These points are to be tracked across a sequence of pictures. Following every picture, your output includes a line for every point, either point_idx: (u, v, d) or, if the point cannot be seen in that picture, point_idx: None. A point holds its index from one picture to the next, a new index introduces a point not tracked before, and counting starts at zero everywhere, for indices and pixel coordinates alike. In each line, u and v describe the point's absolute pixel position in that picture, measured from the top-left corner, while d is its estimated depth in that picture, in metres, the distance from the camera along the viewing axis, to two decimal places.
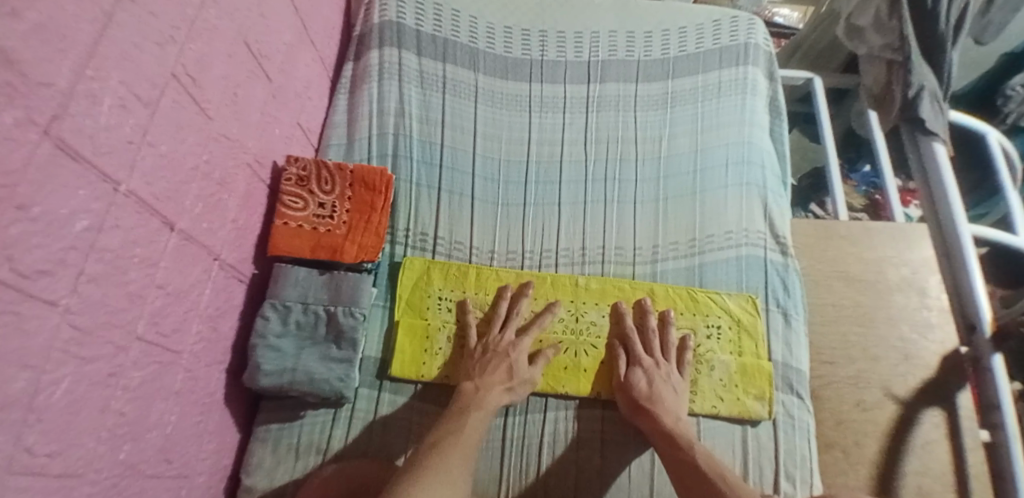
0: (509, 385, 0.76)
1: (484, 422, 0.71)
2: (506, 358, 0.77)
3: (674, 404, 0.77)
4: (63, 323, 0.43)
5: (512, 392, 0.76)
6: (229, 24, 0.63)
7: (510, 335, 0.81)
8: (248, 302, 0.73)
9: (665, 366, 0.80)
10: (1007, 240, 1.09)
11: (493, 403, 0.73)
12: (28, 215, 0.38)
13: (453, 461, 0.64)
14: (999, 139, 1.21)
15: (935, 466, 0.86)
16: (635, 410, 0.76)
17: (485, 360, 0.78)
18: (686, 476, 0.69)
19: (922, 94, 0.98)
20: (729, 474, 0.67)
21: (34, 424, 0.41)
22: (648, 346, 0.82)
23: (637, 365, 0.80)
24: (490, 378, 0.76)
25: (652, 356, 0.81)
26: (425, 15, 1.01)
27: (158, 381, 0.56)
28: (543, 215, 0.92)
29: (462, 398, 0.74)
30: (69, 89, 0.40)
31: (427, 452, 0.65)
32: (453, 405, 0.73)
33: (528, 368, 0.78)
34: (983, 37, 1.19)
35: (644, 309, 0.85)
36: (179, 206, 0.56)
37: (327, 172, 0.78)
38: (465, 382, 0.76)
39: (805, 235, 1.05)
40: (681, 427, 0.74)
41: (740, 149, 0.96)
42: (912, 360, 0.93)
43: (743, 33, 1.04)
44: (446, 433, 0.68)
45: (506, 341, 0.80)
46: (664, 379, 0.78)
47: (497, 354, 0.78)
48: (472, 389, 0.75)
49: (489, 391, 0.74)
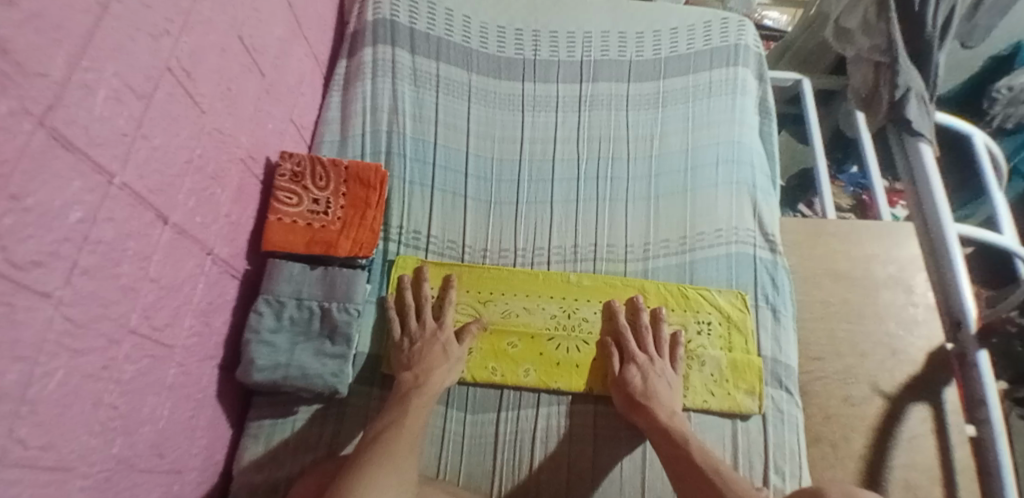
0: (448, 365, 0.77)
1: (428, 407, 0.72)
2: (436, 340, 0.79)
3: (669, 399, 0.78)
4: (56, 315, 0.43)
5: (450, 373, 0.77)
6: (223, 18, 0.63)
7: (429, 322, 0.81)
8: (242, 298, 0.73)
9: (658, 361, 0.80)
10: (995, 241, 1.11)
11: (435, 387, 0.75)
12: (22, 207, 0.38)
13: (399, 450, 0.65)
14: (986, 141, 1.24)
15: (922, 461, 0.87)
16: (631, 407, 0.77)
17: (414, 348, 0.78)
18: (682, 466, 0.70)
19: (908, 95, 1.02)
20: (724, 467, 0.69)
21: (25, 416, 0.41)
22: (641, 342, 0.83)
23: (630, 361, 0.80)
24: (425, 361, 0.76)
25: (646, 352, 0.81)
26: (419, 13, 1.01)
27: (150, 375, 0.56)
28: (535, 212, 0.93)
29: (403, 388, 0.74)
30: (63, 79, 0.40)
31: (372, 446, 0.65)
32: (394, 398, 0.74)
33: (459, 348, 0.80)
34: (969, 40, 1.22)
35: (636, 306, 0.86)
36: (171, 199, 0.56)
37: (322, 168, 0.78)
38: (404, 373, 0.76)
39: (794, 233, 1.07)
40: (676, 422, 0.75)
41: (730, 148, 0.97)
42: (899, 356, 0.94)
43: (733, 34, 1.06)
44: (389, 425, 0.69)
45: (430, 327, 0.80)
46: (658, 374, 0.79)
47: (425, 341, 0.79)
48: (411, 378, 0.75)
49: (430, 378, 0.75)
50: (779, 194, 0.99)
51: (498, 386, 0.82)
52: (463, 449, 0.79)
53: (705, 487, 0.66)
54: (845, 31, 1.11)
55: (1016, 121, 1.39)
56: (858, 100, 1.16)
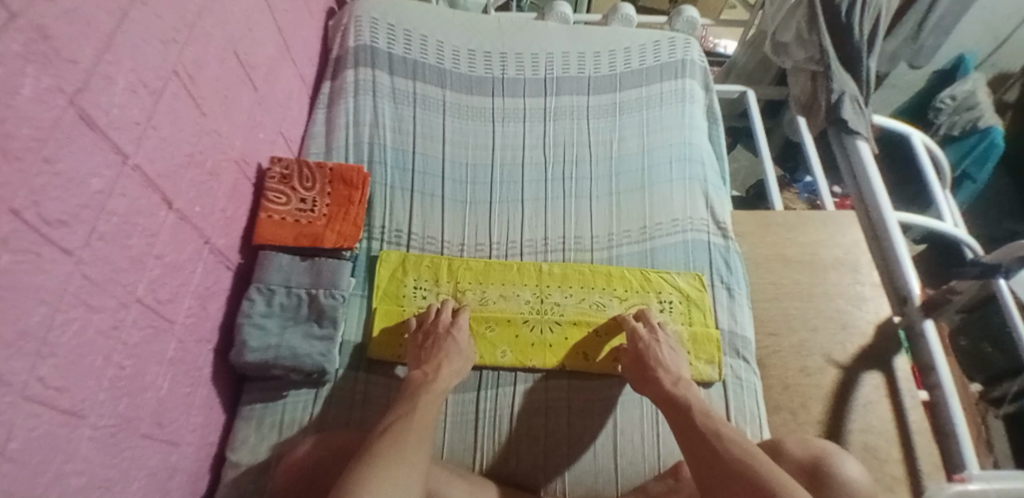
0: (456, 369, 0.78)
1: (437, 403, 0.72)
2: (446, 335, 0.81)
3: (674, 364, 0.81)
4: (76, 271, 0.49)
5: (458, 374, 0.78)
6: (221, 34, 0.73)
7: (446, 316, 0.85)
8: (235, 288, 0.81)
9: (658, 330, 0.85)
10: (951, 232, 1.20)
11: (444, 383, 0.75)
12: (53, 169, 0.45)
13: (408, 440, 0.63)
14: (922, 139, 1.34)
15: (877, 423, 0.92)
16: (640, 380, 0.80)
17: (427, 344, 0.80)
18: (684, 432, 0.69)
19: (843, 99, 1.14)
20: (727, 429, 0.66)
21: (46, 357, 0.47)
22: (642, 318, 0.88)
23: (636, 336, 0.84)
24: (436, 359, 0.77)
25: (646, 324, 0.86)
26: (396, 40, 1.13)
27: (152, 344, 0.62)
28: (507, 210, 1.02)
29: (412, 385, 0.75)
30: (89, 68, 0.49)
31: (384, 435, 0.64)
32: (405, 392, 0.74)
33: (468, 343, 0.82)
34: (918, 58, 1.53)
35: (647, 316, 0.88)
36: (175, 186, 0.64)
37: (308, 171, 0.87)
38: (414, 371, 0.77)
39: (746, 224, 1.17)
40: (683, 389, 0.76)
41: (683, 149, 1.08)
42: (849, 328, 1.02)
43: (680, 51, 1.18)
44: (398, 417, 0.67)
45: (445, 323, 0.83)
46: (658, 342, 0.83)
47: (438, 336, 0.81)
48: (420, 376, 0.76)
49: (439, 377, 0.75)
50: (729, 188, 1.10)
51: (477, 367, 0.87)
52: (444, 427, 0.83)
53: (703, 452, 0.64)
54: (782, 45, 1.25)
55: (961, 127, 1.59)
56: (799, 106, 1.30)
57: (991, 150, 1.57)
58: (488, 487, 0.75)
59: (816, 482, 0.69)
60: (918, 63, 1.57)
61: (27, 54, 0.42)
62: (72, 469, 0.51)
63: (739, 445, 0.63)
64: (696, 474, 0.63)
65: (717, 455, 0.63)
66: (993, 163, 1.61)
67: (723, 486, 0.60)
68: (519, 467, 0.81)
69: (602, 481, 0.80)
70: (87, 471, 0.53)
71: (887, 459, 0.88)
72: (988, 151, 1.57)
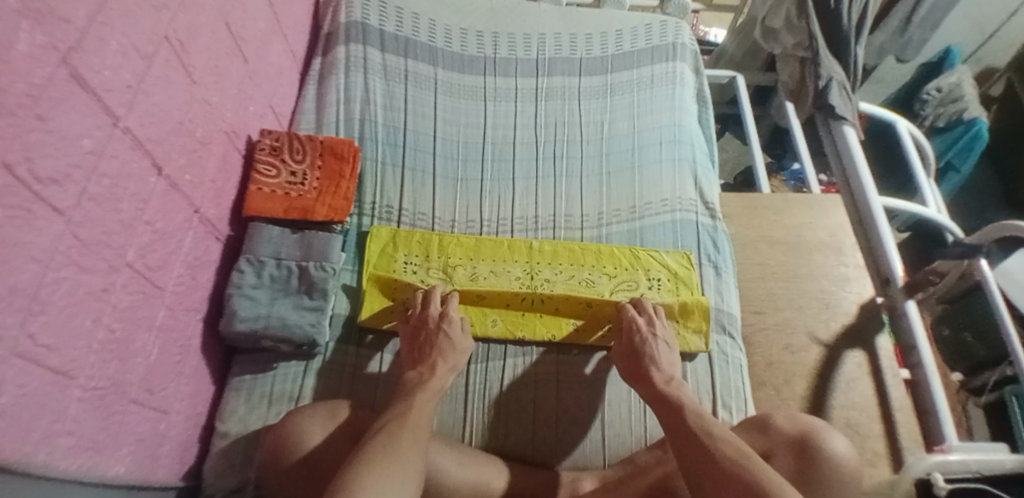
0: (451, 365, 0.75)
1: (432, 403, 0.68)
2: (439, 331, 0.78)
3: (669, 364, 0.78)
4: (67, 231, 0.49)
5: (455, 370, 0.75)
6: (212, 3, 0.73)
7: (437, 308, 0.81)
8: (224, 259, 0.81)
9: (655, 323, 0.83)
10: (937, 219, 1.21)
11: (440, 382, 0.72)
12: (45, 127, 0.45)
13: (405, 444, 0.60)
14: (908, 126, 1.35)
15: (858, 399, 0.94)
16: (634, 379, 0.78)
17: (419, 343, 0.78)
18: (675, 429, 0.66)
19: (830, 84, 1.15)
20: (717, 427, 0.64)
21: (37, 314, 0.46)
22: (641, 308, 0.86)
23: (631, 330, 0.82)
24: (429, 360, 0.75)
25: (644, 315, 0.84)
26: (387, 17, 1.13)
27: (142, 310, 0.62)
28: (499, 187, 1.02)
29: (408, 386, 0.72)
30: (83, 28, 0.49)
31: (377, 435, 0.61)
32: (399, 394, 0.71)
33: (462, 337, 0.79)
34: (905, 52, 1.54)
35: (642, 306, 0.86)
36: (165, 153, 0.64)
37: (298, 144, 0.88)
38: (410, 372, 0.74)
39: (733, 205, 1.18)
40: (674, 387, 0.73)
41: (672, 130, 1.09)
42: (833, 307, 1.04)
43: (671, 35, 1.19)
44: (390, 419, 0.64)
45: (434, 317, 0.80)
46: (653, 335, 0.81)
47: (430, 333, 0.78)
48: (415, 377, 0.73)
49: (433, 377, 0.72)
50: (717, 170, 1.11)
51: None
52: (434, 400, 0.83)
53: (692, 452, 0.62)
54: (772, 31, 1.25)
55: (947, 119, 1.61)
56: (787, 92, 1.31)
57: (976, 141, 1.58)
58: (476, 453, 0.76)
59: (802, 461, 0.69)
60: (903, 58, 1.57)
61: (21, 9, 0.41)
62: (61, 429, 0.51)
63: (730, 446, 0.61)
64: (684, 470, 0.62)
65: (707, 453, 0.61)
66: (977, 155, 1.62)
67: (710, 483, 0.58)
68: (508, 441, 0.81)
69: (590, 453, 0.81)
70: (76, 432, 0.53)
71: (869, 435, 0.90)
72: (972, 142, 1.59)
